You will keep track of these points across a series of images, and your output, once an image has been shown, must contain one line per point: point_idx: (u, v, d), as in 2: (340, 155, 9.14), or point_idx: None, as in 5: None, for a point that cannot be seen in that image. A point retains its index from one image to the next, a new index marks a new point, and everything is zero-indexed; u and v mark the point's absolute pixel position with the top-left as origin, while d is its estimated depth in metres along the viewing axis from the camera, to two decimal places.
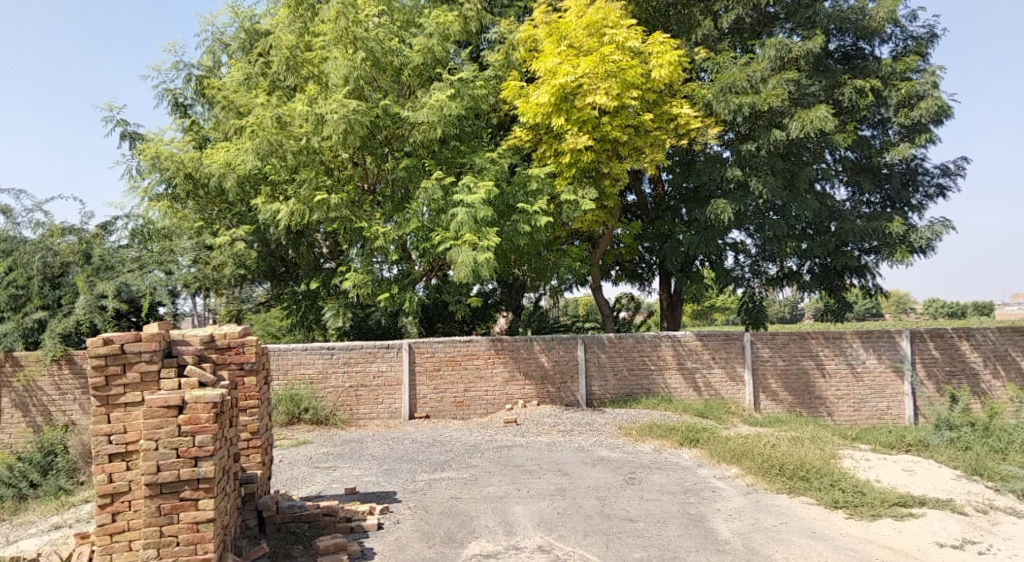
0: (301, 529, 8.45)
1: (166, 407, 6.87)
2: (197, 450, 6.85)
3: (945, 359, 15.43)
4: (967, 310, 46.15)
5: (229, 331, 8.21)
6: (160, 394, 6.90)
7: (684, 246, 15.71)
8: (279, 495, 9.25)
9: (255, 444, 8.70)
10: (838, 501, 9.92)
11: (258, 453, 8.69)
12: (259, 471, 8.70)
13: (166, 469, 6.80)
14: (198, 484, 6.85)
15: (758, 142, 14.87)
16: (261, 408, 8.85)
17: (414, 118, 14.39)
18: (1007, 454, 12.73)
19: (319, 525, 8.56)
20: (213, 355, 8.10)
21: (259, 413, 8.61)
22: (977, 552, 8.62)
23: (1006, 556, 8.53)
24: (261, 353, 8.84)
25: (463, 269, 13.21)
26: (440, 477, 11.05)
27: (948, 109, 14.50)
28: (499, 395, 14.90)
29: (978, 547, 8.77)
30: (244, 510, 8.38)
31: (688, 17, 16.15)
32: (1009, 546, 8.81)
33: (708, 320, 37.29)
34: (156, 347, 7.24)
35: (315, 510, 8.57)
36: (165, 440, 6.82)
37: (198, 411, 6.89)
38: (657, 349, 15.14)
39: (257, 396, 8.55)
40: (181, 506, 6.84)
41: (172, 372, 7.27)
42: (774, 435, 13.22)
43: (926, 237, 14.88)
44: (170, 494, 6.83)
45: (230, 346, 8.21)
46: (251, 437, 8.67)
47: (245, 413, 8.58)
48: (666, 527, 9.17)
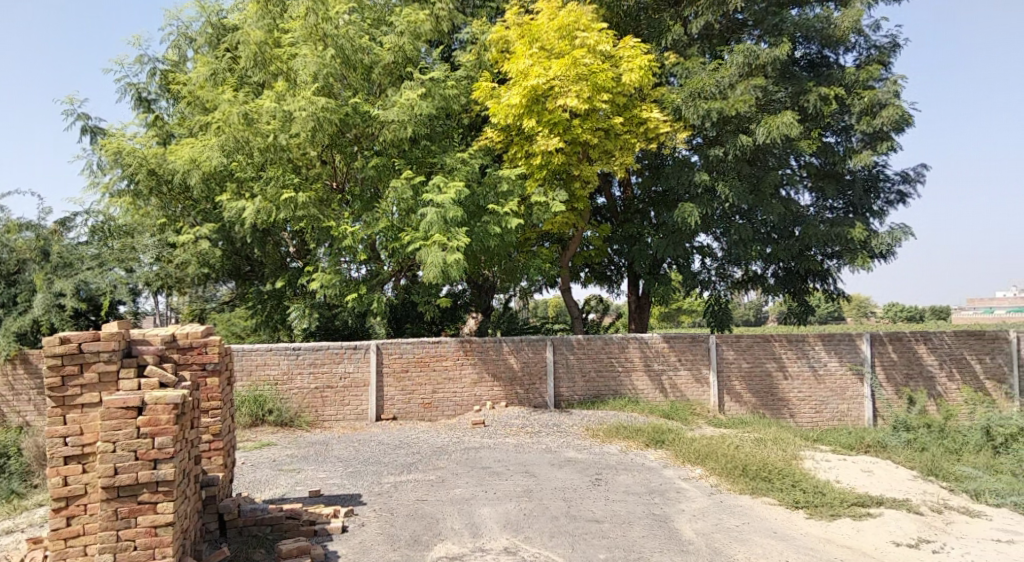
0: (263, 533, 8.32)
1: (124, 408, 6.70)
2: (156, 452, 6.71)
3: (903, 362, 15.78)
4: (926, 313, 47.55)
5: (190, 331, 8.22)
6: (118, 395, 6.74)
7: (652, 249, 15.90)
8: (241, 498, 9.07)
9: (218, 446, 8.55)
10: (799, 501, 10.10)
11: (220, 455, 8.54)
12: (221, 474, 8.54)
13: (123, 472, 6.65)
14: (157, 487, 6.71)
15: (725, 147, 15.09)
16: (224, 409, 8.70)
17: (384, 117, 14.26)
18: (962, 455, 13.11)
19: (282, 529, 8.44)
20: (174, 355, 8.12)
21: (221, 415, 8.47)
22: (931, 551, 8.82)
23: (959, 554, 8.75)
24: (224, 354, 8.81)
25: (433, 269, 13.15)
26: (407, 479, 10.98)
27: (908, 118, 14.82)
28: (468, 396, 14.85)
29: (932, 545, 8.98)
30: (205, 513, 8.23)
31: (659, 21, 16.52)
32: (963, 544, 9.05)
33: (674, 323, 37.95)
34: (115, 346, 7.03)
35: (278, 513, 8.47)
36: (123, 442, 6.66)
37: (158, 412, 6.74)
38: (625, 350, 15.24)
39: (219, 397, 8.41)
40: (139, 510, 6.69)
41: (132, 372, 7.06)
42: (738, 436, 13.40)
43: (886, 243, 15.22)
44: (127, 497, 6.68)
45: (192, 345, 8.21)
46: (213, 439, 8.53)
47: (207, 415, 8.44)
48: (631, 527, 9.23)
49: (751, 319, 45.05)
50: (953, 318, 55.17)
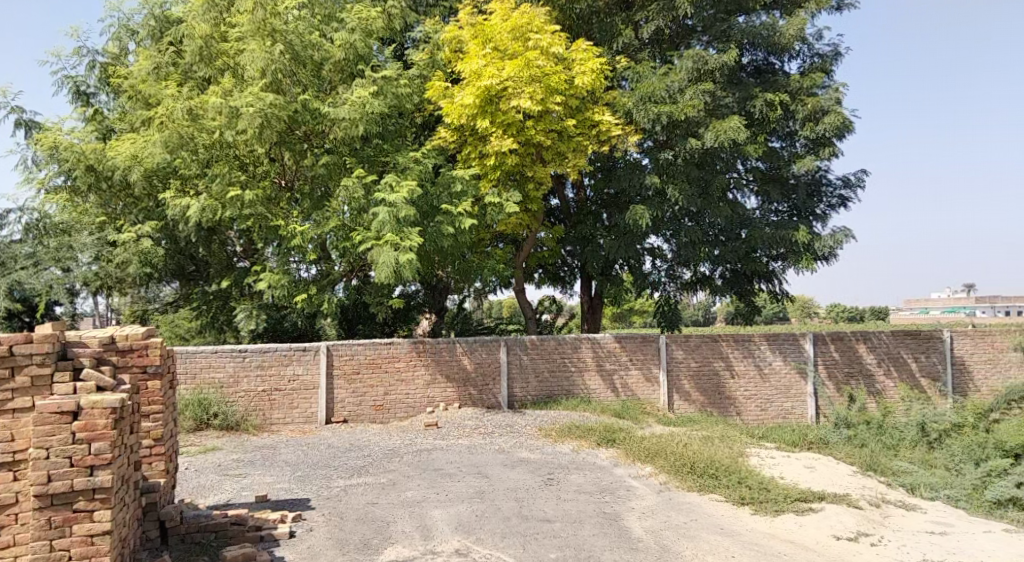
0: (207, 539, 8.14)
1: (58, 414, 6.43)
2: (92, 459, 6.46)
3: (844, 361, 16.28)
4: (865, 314, 49.46)
5: (132, 332, 7.94)
6: (52, 400, 6.45)
7: (604, 250, 16.06)
8: (183, 505, 8.83)
9: (159, 452, 8.26)
10: (744, 497, 10.33)
11: (161, 461, 8.25)
12: (162, 479, 8.27)
13: (57, 480, 6.38)
14: (94, 495, 6.47)
15: (675, 150, 15.37)
16: (165, 414, 8.42)
17: (334, 114, 14.05)
18: (899, 450, 13.62)
19: (228, 535, 8.26)
20: (113, 358, 7.84)
21: (163, 419, 8.19)
22: (870, 544, 9.06)
23: (895, 547, 9.01)
24: (166, 356, 8.53)
25: (385, 269, 13.00)
26: (357, 482, 10.83)
27: (849, 124, 15.29)
28: (420, 398, 14.73)
29: (870, 538, 9.24)
30: (145, 521, 7.93)
31: (610, 25, 16.68)
32: (899, 537, 9.36)
33: (627, 322, 38.95)
34: (49, 349, 6.68)
35: (222, 519, 8.30)
36: (58, 449, 6.40)
37: (95, 416, 6.49)
38: (578, 351, 15.35)
39: (161, 400, 8.15)
40: (74, 518, 6.43)
41: (67, 376, 6.73)
42: (686, 434, 13.63)
43: (829, 245, 15.69)
44: (61, 506, 6.41)
45: (133, 348, 7.94)
46: (153, 444, 8.23)
47: (147, 419, 8.13)
48: (582, 526, 9.29)
49: (700, 319, 46.23)
50: (891, 319, 57.23)
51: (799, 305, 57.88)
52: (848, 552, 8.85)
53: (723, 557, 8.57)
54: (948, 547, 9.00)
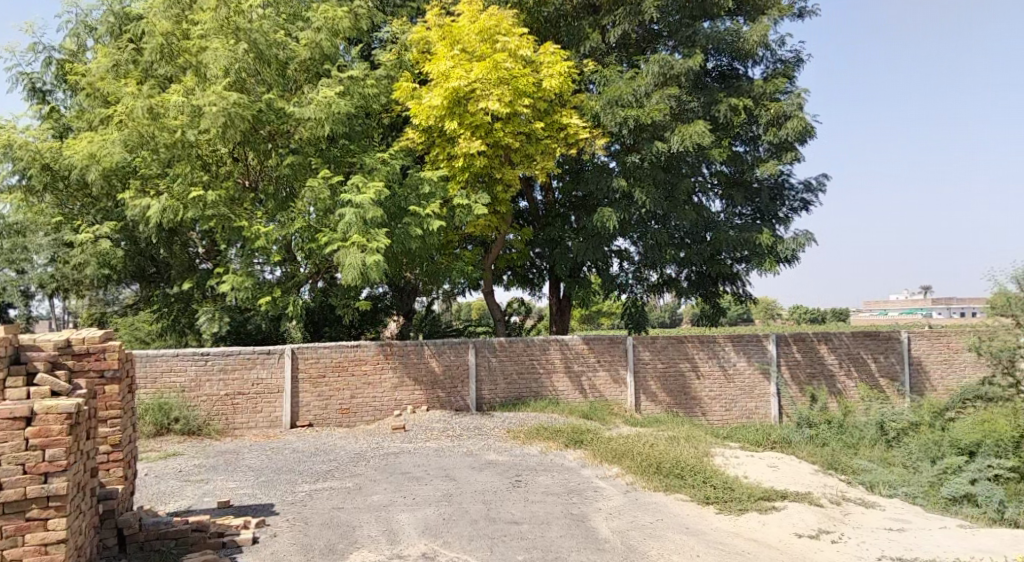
0: (166, 547, 7.88)
1: (11, 419, 6.24)
2: (46, 466, 6.25)
3: (806, 361, 16.58)
4: (828, 316, 50.78)
5: (89, 335, 7.77)
6: (4, 405, 6.27)
7: (573, 253, 16.14)
8: (143, 512, 8.62)
9: (117, 458, 8.08)
10: (709, 497, 10.44)
11: (120, 467, 8.07)
12: (121, 486, 8.08)
13: (9, 488, 6.17)
14: (48, 503, 6.26)
15: (641, 154, 15.57)
16: (124, 418, 8.23)
17: (300, 114, 13.94)
18: (859, 448, 13.91)
19: (188, 542, 8.03)
20: (69, 362, 7.67)
21: (122, 424, 8.01)
22: (830, 541, 9.20)
23: (855, 543, 9.16)
24: (125, 360, 8.35)
25: (351, 271, 12.88)
26: (322, 487, 10.69)
27: (811, 129, 15.59)
28: (387, 401, 14.61)
29: (831, 535, 9.39)
30: (102, 529, 7.77)
31: (578, 29, 16.82)
32: (859, 534, 9.53)
33: (596, 323, 39.44)
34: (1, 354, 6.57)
35: (183, 526, 8.06)
36: (10, 455, 6.19)
37: (49, 422, 6.30)
38: (546, 352, 15.39)
39: (120, 405, 7.96)
40: (27, 527, 6.21)
41: (20, 381, 6.66)
42: (653, 435, 13.73)
43: (791, 248, 15.96)
44: (13, 515, 6.21)
45: (90, 352, 7.77)
46: (112, 450, 8.05)
47: (104, 424, 7.96)
48: (549, 528, 9.29)
49: (668, 321, 46.82)
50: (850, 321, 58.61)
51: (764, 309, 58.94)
52: (810, 549, 8.98)
53: (688, 556, 8.64)
54: (905, 543, 9.16)
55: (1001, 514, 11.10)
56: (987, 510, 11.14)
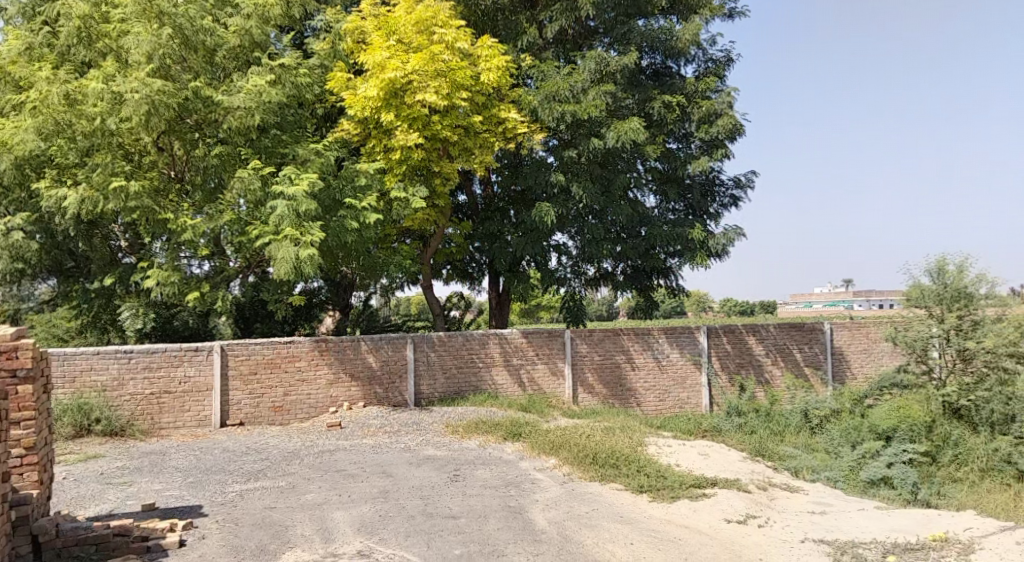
0: (86, 553, 7.57)
1: None
2: None
3: (735, 352, 17.11)
4: (756, 309, 52.54)
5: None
6: None
7: (512, 247, 16.18)
8: (60, 517, 8.21)
9: (31, 461, 7.65)
10: (643, 485, 10.64)
11: (34, 471, 7.65)
12: (36, 491, 7.66)
13: None
14: None
15: (579, 150, 15.70)
16: (39, 420, 7.82)
17: (227, 103, 13.40)
18: (784, 436, 14.42)
19: (109, 548, 7.70)
20: None
21: (36, 426, 7.59)
22: (757, 526, 9.46)
23: (780, 527, 9.44)
24: (40, 359, 7.95)
25: (285, 264, 12.54)
26: (253, 487, 10.40)
27: (741, 127, 16.11)
28: (323, 398, 14.33)
29: (758, 520, 9.65)
30: (15, 536, 7.35)
31: (515, 24, 16.95)
32: (783, 517, 9.83)
33: (535, 316, 40.35)
34: None
35: (104, 530, 7.73)
36: None
37: None
38: (485, 347, 15.41)
39: (33, 406, 7.55)
40: None
41: None
42: (590, 426, 13.90)
43: (722, 243, 16.47)
44: None
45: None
46: (25, 454, 7.60)
47: (17, 427, 7.53)
48: (486, 521, 9.29)
49: (603, 315, 47.50)
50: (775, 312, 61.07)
51: (693, 302, 60.41)
52: (737, 534, 9.22)
53: (622, 544, 8.76)
54: (826, 525, 9.52)
55: (914, 495, 11.71)
56: (902, 492, 11.72)
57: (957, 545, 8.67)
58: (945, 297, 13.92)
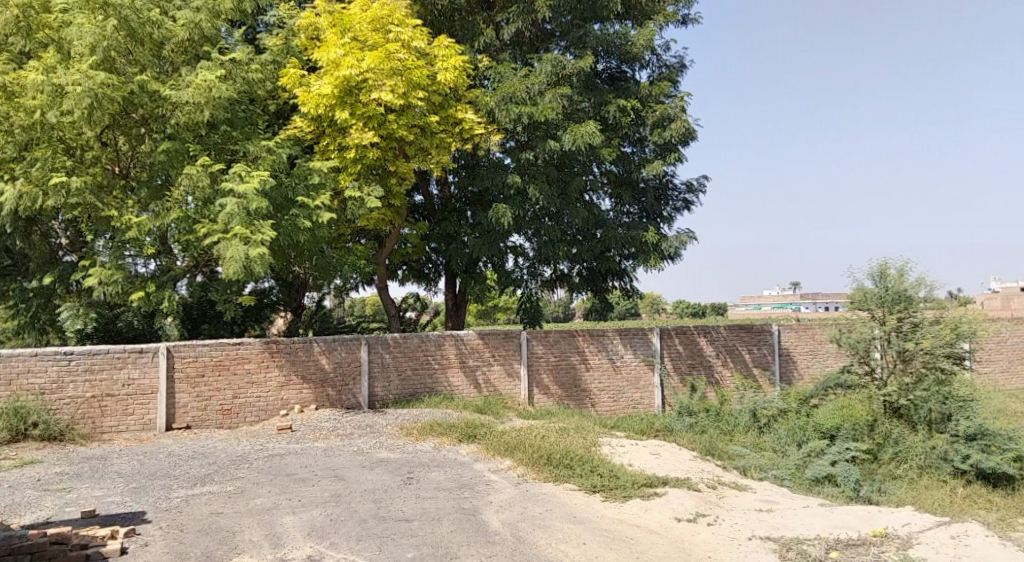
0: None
1: None
2: None
3: (687, 353, 17.35)
4: (707, 312, 53.45)
5: None
6: None
7: (469, 248, 16.11)
8: None
9: None
10: (596, 485, 10.67)
11: None
12: None
13: None
14: None
15: (535, 152, 15.75)
16: None
17: (175, 97, 13.10)
18: (734, 435, 14.66)
19: (46, 556, 7.43)
20: None
21: None
22: (706, 524, 9.55)
23: (729, 525, 9.54)
24: None
25: (233, 264, 12.23)
26: (200, 492, 10.13)
27: (693, 132, 16.40)
28: (273, 400, 14.05)
29: (707, 518, 9.75)
30: None
31: (472, 25, 16.89)
32: (731, 515, 9.94)
33: (491, 318, 40.47)
34: None
35: (41, 539, 7.44)
36: None
37: None
38: (441, 348, 15.31)
39: None
40: None
41: None
42: (544, 427, 13.91)
43: (674, 246, 16.69)
44: None
45: None
46: None
47: None
48: (440, 524, 9.20)
49: (560, 317, 47.79)
50: (727, 313, 62.21)
51: (647, 304, 61.06)
52: (688, 533, 9.29)
53: (576, 544, 8.75)
54: (773, 522, 9.66)
55: (857, 492, 11.95)
56: (845, 489, 11.97)
57: (896, 540, 8.87)
58: (887, 299, 14.27)
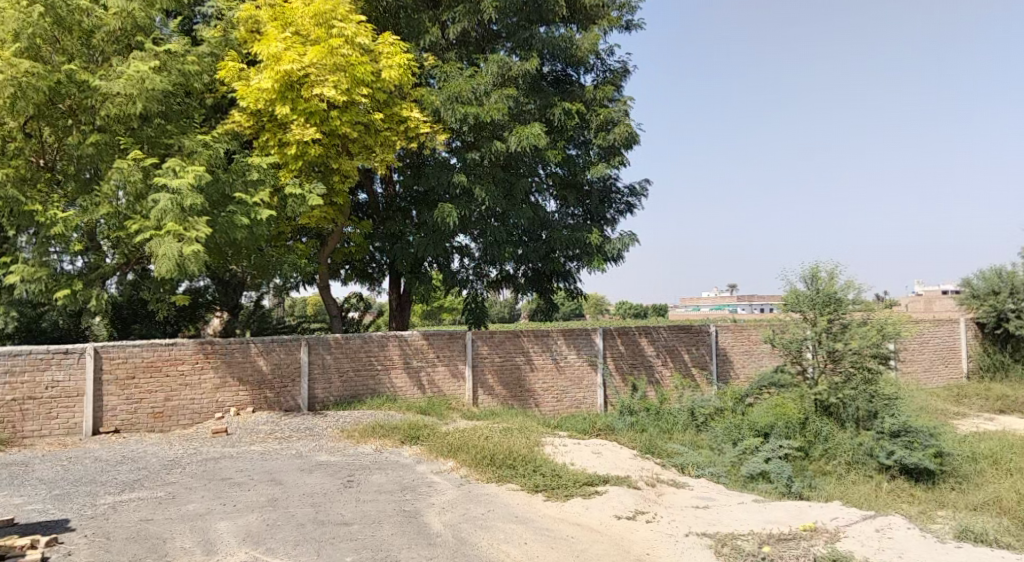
0: None
1: None
2: None
3: (629, 353, 17.53)
4: (649, 313, 54.23)
5: None
6: None
7: (414, 247, 15.96)
8: None
9: None
10: (538, 485, 10.68)
11: None
12: None
13: None
14: None
15: (481, 152, 15.74)
16: None
17: (105, 88, 12.67)
18: (673, 433, 14.88)
19: None
20: None
21: None
22: (645, 521, 9.64)
23: (667, 522, 9.65)
24: None
25: (166, 262, 11.92)
26: (129, 498, 9.77)
27: (636, 136, 16.67)
28: (208, 403, 13.67)
29: (646, 516, 9.84)
30: None
31: (417, 22, 16.66)
32: (670, 513, 10.06)
33: (436, 319, 40.33)
34: None
35: None
36: None
37: None
38: (384, 349, 15.13)
39: None
40: None
41: None
42: (488, 427, 13.85)
43: (618, 248, 16.88)
44: None
45: None
46: None
47: None
48: (380, 527, 9.07)
49: (504, 316, 47.85)
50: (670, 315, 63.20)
51: (591, 305, 61.63)
52: (628, 530, 9.36)
53: (517, 545, 8.72)
54: (709, 519, 9.81)
55: (789, 488, 12.19)
56: (778, 485, 12.22)
57: (825, 534, 9.10)
58: (817, 301, 14.65)
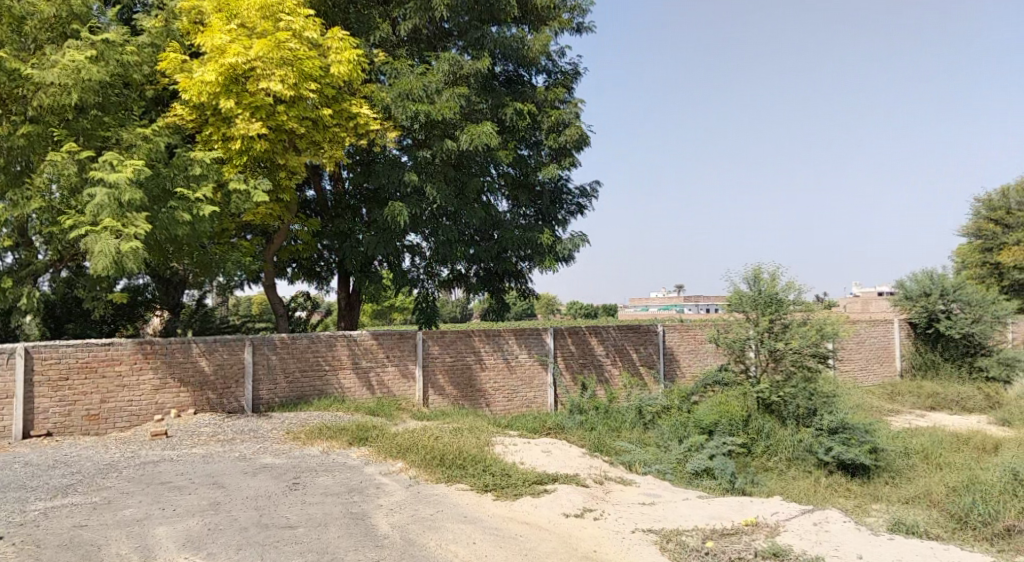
0: None
1: None
2: None
3: (579, 352, 17.58)
4: (599, 313, 54.66)
5: None
6: None
7: (363, 246, 15.70)
8: None
9: None
10: (488, 484, 10.61)
11: None
12: None
13: None
14: None
15: (432, 150, 15.60)
16: None
17: (39, 77, 12.21)
18: (621, 431, 14.97)
19: None
20: None
21: None
22: (593, 519, 9.65)
23: (615, 519, 9.68)
24: None
25: (103, 259, 11.46)
26: (62, 504, 9.37)
27: (586, 137, 16.79)
28: (147, 405, 13.24)
29: (594, 513, 9.85)
30: None
31: (367, 17, 16.53)
32: (618, 510, 10.09)
33: (386, 317, 39.96)
34: None
35: None
36: None
37: None
38: (332, 349, 14.87)
39: None
40: None
41: None
42: (438, 428, 13.72)
43: (568, 248, 16.92)
44: None
45: None
46: None
47: None
48: (326, 529, 8.89)
49: (455, 316, 47.70)
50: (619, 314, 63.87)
51: (542, 305, 61.85)
52: (576, 528, 9.35)
53: (466, 545, 8.64)
54: (656, 515, 9.87)
55: (732, 484, 12.37)
56: (722, 481, 12.38)
57: (765, 528, 9.24)
58: (759, 302, 14.93)
